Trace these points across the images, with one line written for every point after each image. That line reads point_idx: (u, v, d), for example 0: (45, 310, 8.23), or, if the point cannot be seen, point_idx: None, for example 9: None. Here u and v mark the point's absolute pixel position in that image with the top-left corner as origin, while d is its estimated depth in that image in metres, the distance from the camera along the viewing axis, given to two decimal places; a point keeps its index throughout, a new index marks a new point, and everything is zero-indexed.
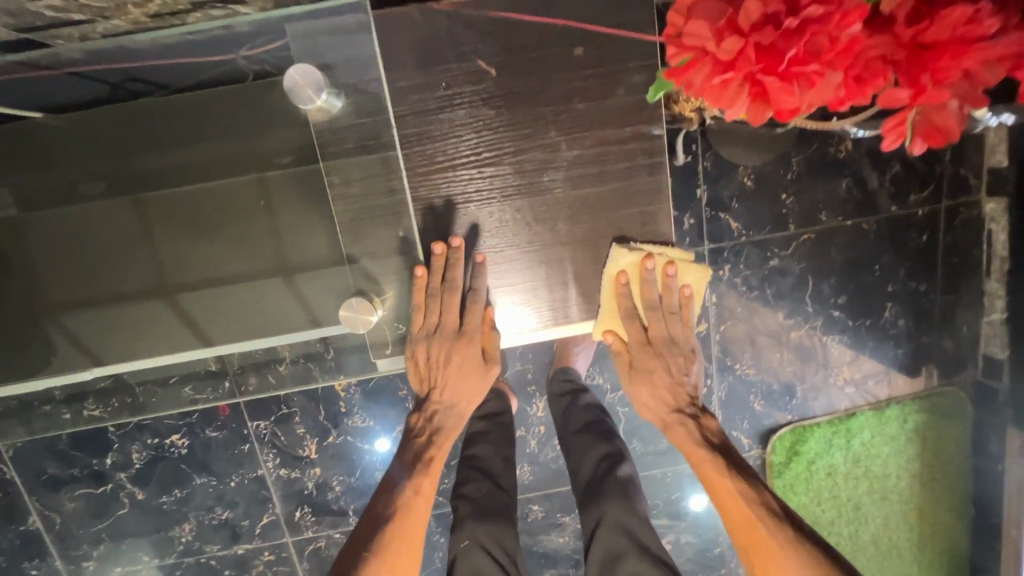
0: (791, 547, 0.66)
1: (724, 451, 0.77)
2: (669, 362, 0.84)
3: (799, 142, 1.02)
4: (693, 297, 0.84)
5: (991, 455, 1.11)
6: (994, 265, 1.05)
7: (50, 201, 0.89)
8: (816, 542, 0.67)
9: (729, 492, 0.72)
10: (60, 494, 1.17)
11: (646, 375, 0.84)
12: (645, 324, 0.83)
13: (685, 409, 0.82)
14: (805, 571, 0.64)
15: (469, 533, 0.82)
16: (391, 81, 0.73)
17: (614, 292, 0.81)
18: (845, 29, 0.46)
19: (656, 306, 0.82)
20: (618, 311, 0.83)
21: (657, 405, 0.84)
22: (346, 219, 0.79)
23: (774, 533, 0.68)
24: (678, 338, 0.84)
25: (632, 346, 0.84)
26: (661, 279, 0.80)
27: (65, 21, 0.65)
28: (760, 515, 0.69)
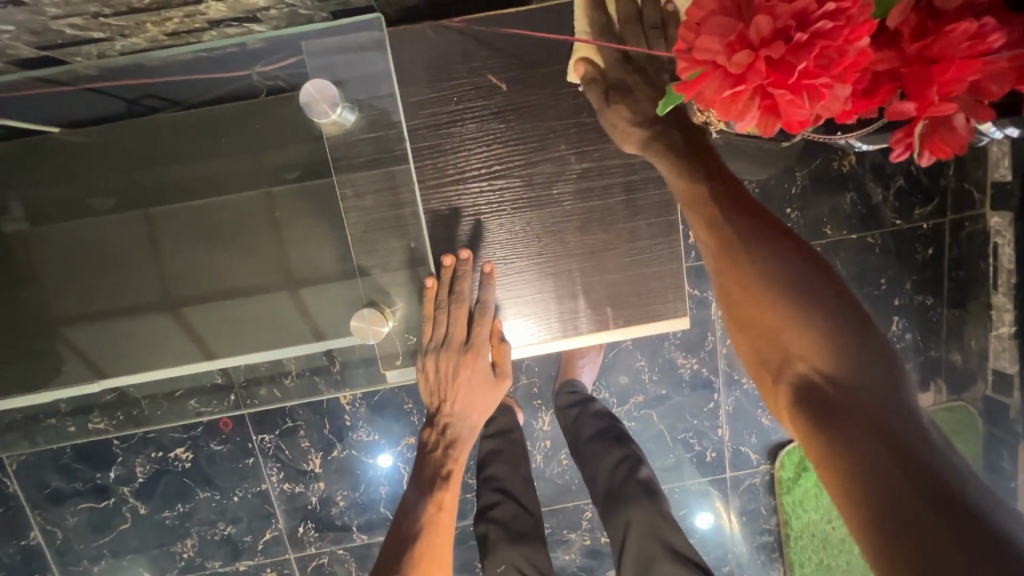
0: (757, 245, 0.55)
1: (704, 160, 0.64)
2: (656, 80, 0.67)
3: (803, 156, 1.03)
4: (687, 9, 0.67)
5: (1003, 472, 1.10)
6: (1001, 278, 1.03)
7: (65, 215, 0.90)
8: (793, 250, 0.55)
9: (699, 198, 0.62)
10: (62, 508, 1.16)
11: (625, 98, 0.68)
12: (625, 41, 0.67)
13: (669, 122, 0.66)
14: (771, 269, 0.53)
15: (503, 557, 0.83)
16: (405, 95, 0.75)
17: (587, 2, 0.67)
18: (853, 44, 0.47)
19: (637, 17, 0.66)
20: (593, 27, 0.67)
21: (638, 124, 0.67)
22: (358, 232, 0.80)
23: (739, 233, 0.57)
24: (668, 48, 0.66)
25: (610, 69, 0.68)
26: None
27: (85, 39, 0.67)
28: (727, 218, 0.58)
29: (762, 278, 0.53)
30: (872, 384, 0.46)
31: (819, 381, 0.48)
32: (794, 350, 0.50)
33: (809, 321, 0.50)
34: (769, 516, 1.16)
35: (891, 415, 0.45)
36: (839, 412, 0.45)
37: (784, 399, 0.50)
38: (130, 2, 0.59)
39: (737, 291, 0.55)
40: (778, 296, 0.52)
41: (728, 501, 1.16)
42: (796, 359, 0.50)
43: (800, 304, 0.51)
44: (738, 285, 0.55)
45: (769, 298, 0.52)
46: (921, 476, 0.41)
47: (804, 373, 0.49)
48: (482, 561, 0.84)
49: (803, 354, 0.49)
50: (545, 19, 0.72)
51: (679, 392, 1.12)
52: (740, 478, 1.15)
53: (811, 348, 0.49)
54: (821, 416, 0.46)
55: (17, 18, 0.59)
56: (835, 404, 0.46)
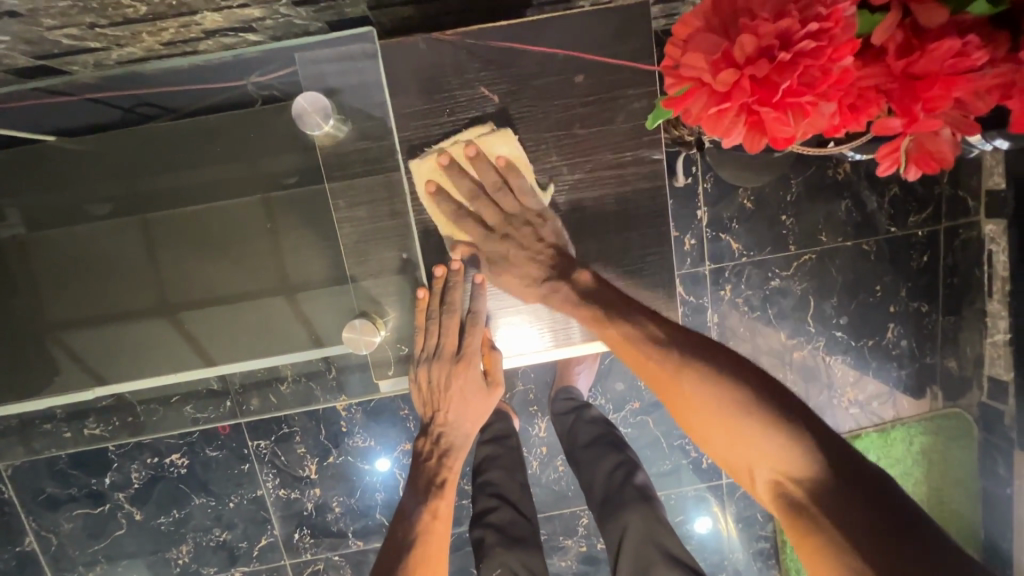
0: (684, 372, 0.62)
1: (604, 303, 0.72)
2: (519, 241, 0.78)
3: (797, 164, 1.03)
4: (514, 167, 0.76)
5: (998, 478, 1.10)
6: (996, 286, 1.04)
7: (61, 221, 0.90)
8: (717, 363, 0.61)
9: (623, 340, 0.69)
10: (57, 514, 1.16)
11: (506, 262, 0.79)
12: (480, 218, 0.78)
13: (551, 273, 0.77)
14: (703, 392, 0.60)
15: (499, 560, 0.83)
16: (397, 108, 0.75)
17: (431, 200, 0.78)
18: (837, 61, 0.47)
19: (479, 194, 0.77)
20: (448, 218, 0.78)
21: (527, 286, 0.79)
22: (352, 240, 0.80)
23: (669, 362, 0.63)
24: (514, 209, 0.77)
25: (483, 243, 0.79)
26: (469, 166, 0.76)
27: (81, 49, 0.67)
28: (652, 353, 0.65)
29: (701, 403, 0.60)
30: (831, 468, 0.52)
31: (787, 483, 0.54)
32: (753, 460, 0.56)
33: (753, 431, 0.56)
34: (766, 522, 1.16)
35: (859, 490, 0.51)
36: (815, 506, 0.51)
37: (764, 496, 0.57)
38: (127, 13, 0.59)
39: (685, 417, 0.62)
40: (720, 408, 0.58)
41: (725, 507, 1.16)
42: (759, 466, 0.56)
43: (740, 417, 0.57)
44: (683, 410, 0.61)
45: (713, 419, 0.59)
46: (896, 544, 0.47)
47: (771, 476, 0.55)
48: (479, 566, 0.83)
49: (762, 461, 0.56)
50: (526, 33, 0.73)
51: None
52: (736, 485, 1.15)
53: (762, 452, 0.55)
54: (799, 515, 0.52)
55: (12, 29, 0.59)
56: (809, 507, 0.52)
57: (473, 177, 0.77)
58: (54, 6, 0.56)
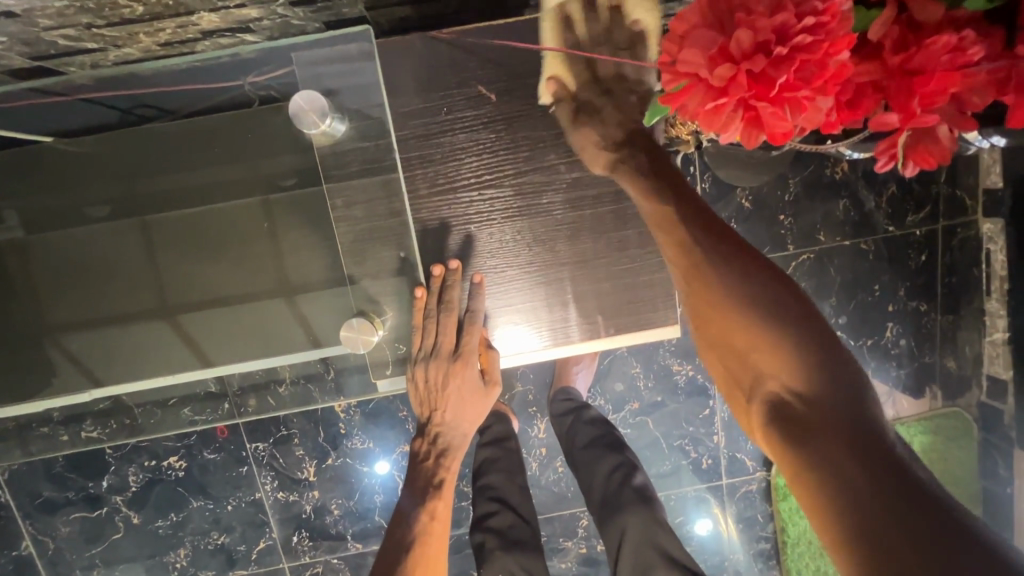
0: (719, 268, 0.55)
1: (665, 176, 0.64)
2: (621, 100, 0.69)
3: (795, 163, 1.03)
4: (650, 30, 0.68)
5: (998, 478, 1.11)
6: (993, 285, 1.04)
7: (58, 222, 0.90)
8: (757, 269, 0.55)
9: (668, 219, 0.61)
10: (54, 518, 1.15)
11: (594, 116, 0.71)
12: (591, 61, 0.70)
13: (631, 141, 0.68)
14: (733, 290, 0.54)
15: (500, 565, 0.83)
16: (395, 106, 0.76)
17: (553, 26, 0.70)
18: (833, 56, 0.47)
19: (601, 37, 0.69)
20: (562, 49, 0.71)
21: (602, 148, 0.70)
22: (350, 241, 0.80)
23: (706, 250, 0.57)
24: (632, 74, 0.69)
25: (579, 89, 0.71)
26: (606, 11, 0.68)
27: (78, 51, 0.67)
28: (695, 241, 0.58)
29: (727, 301, 0.54)
30: (840, 397, 0.47)
31: (791, 400, 0.48)
32: (764, 368, 0.50)
33: (780, 342, 0.50)
34: (766, 523, 1.16)
35: (861, 422, 0.46)
36: (814, 428, 0.46)
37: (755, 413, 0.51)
38: (123, 13, 0.59)
39: (704, 313, 0.56)
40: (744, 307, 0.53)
41: (725, 508, 1.16)
42: (767, 378, 0.50)
43: (766, 326, 0.51)
44: (704, 298, 0.55)
45: (734, 322, 0.53)
46: (887, 482, 0.43)
47: (775, 392, 0.49)
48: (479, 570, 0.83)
49: (771, 375, 0.50)
50: (518, 30, 0.72)
51: (674, 399, 1.12)
52: (737, 485, 1.15)
53: (777, 361, 0.50)
54: (792, 428, 0.47)
55: (10, 30, 0.59)
56: (807, 423, 0.47)
57: (604, 26, 0.68)
58: (51, 7, 0.56)
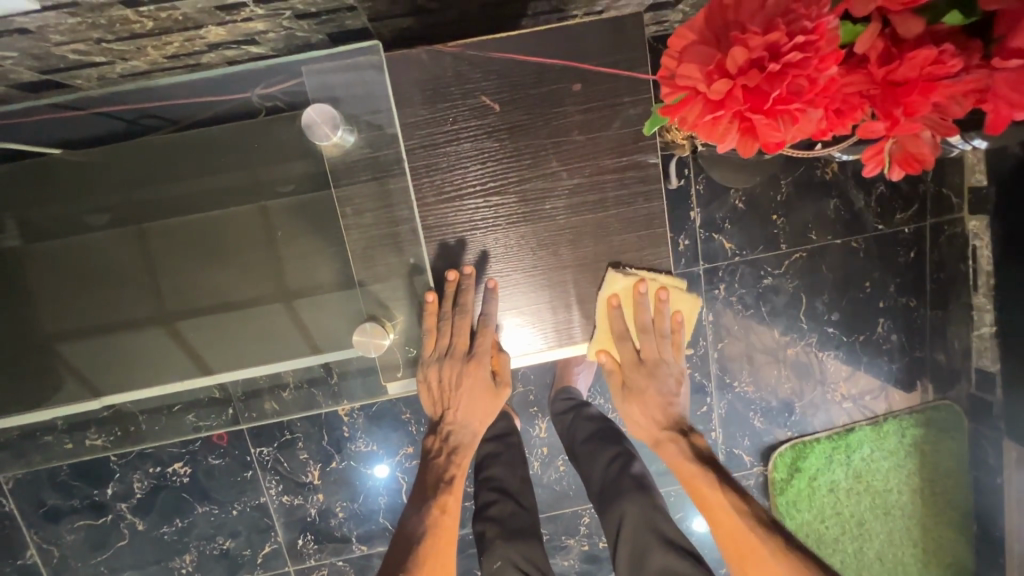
0: (778, 556, 0.69)
1: (712, 469, 0.79)
2: (662, 383, 0.87)
3: (787, 165, 1.06)
4: (685, 324, 0.86)
5: (989, 468, 1.14)
6: (981, 280, 1.09)
7: (60, 231, 0.91)
8: (806, 554, 0.70)
9: (722, 504, 0.75)
10: (58, 526, 1.15)
11: (638, 394, 0.87)
12: (637, 347, 0.86)
13: (674, 426, 0.86)
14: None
15: (500, 553, 0.84)
16: (401, 117, 0.77)
17: (607, 314, 0.83)
18: (823, 70, 0.49)
19: (648, 328, 0.85)
20: (611, 334, 0.85)
21: (650, 420, 0.87)
22: (356, 246, 0.82)
23: (760, 538, 0.71)
24: (670, 360, 0.87)
25: (625, 365, 0.87)
26: (653, 306, 0.83)
27: (87, 65, 0.69)
28: (752, 526, 0.72)
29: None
30: None
31: None
32: None
33: None
34: None
35: None
36: None
37: None
38: (133, 28, 0.61)
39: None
40: None
41: None
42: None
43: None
44: None
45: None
46: None
47: None
48: (480, 558, 0.85)
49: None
50: (525, 42, 0.75)
51: None
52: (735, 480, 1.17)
53: None
54: None
55: (20, 45, 0.60)
56: None
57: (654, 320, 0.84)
58: (63, 23, 0.57)
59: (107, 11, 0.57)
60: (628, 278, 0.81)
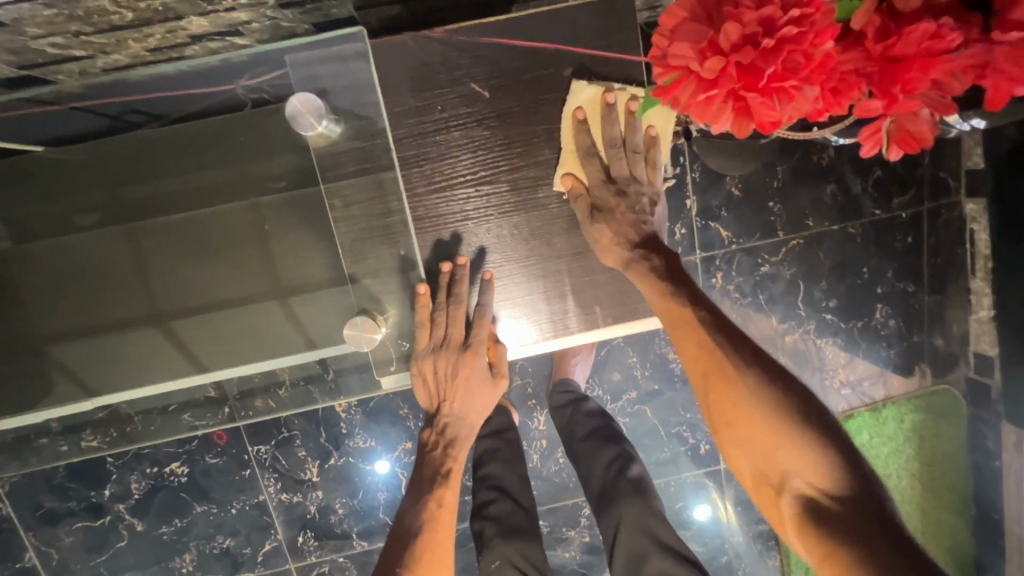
0: (745, 372, 0.61)
1: (682, 286, 0.70)
2: (635, 204, 0.76)
3: (783, 151, 1.05)
4: (660, 139, 0.77)
5: (988, 451, 1.14)
6: (979, 263, 1.08)
7: (49, 232, 0.90)
8: (772, 370, 0.61)
9: (686, 322, 0.67)
10: (57, 529, 1.15)
11: (608, 216, 0.75)
12: (606, 164, 0.76)
13: (645, 244, 0.74)
14: (757, 393, 0.60)
15: (499, 553, 0.84)
16: (389, 105, 0.76)
17: (573, 129, 0.75)
18: (819, 46, 0.48)
19: (618, 142, 0.75)
20: (577, 150, 0.76)
21: (619, 246, 0.75)
22: (348, 242, 0.80)
23: (727, 354, 0.63)
24: (643, 178, 0.76)
25: (592, 185, 0.76)
26: (623, 114, 0.74)
27: (66, 58, 0.68)
28: (716, 342, 0.64)
29: (752, 407, 0.59)
30: (864, 489, 0.55)
31: (818, 497, 0.56)
32: (789, 468, 0.57)
33: (801, 441, 0.57)
34: None
35: (879, 513, 0.53)
36: (840, 525, 0.53)
37: (786, 512, 0.58)
38: (112, 19, 0.60)
39: (726, 418, 0.62)
40: (767, 412, 0.59)
41: (724, 492, 1.18)
42: (796, 477, 0.57)
43: (793, 431, 0.57)
44: (722, 402, 0.62)
45: (764, 434, 0.59)
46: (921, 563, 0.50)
47: (804, 490, 0.56)
48: (479, 558, 0.85)
49: (802, 479, 0.56)
50: (515, 27, 0.73)
51: (671, 387, 1.13)
52: None
53: (801, 458, 0.57)
54: (824, 526, 0.54)
55: None
56: (836, 519, 0.54)
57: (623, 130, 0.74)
58: (40, 15, 0.56)
59: (83, 2, 0.55)
60: (593, 87, 0.75)
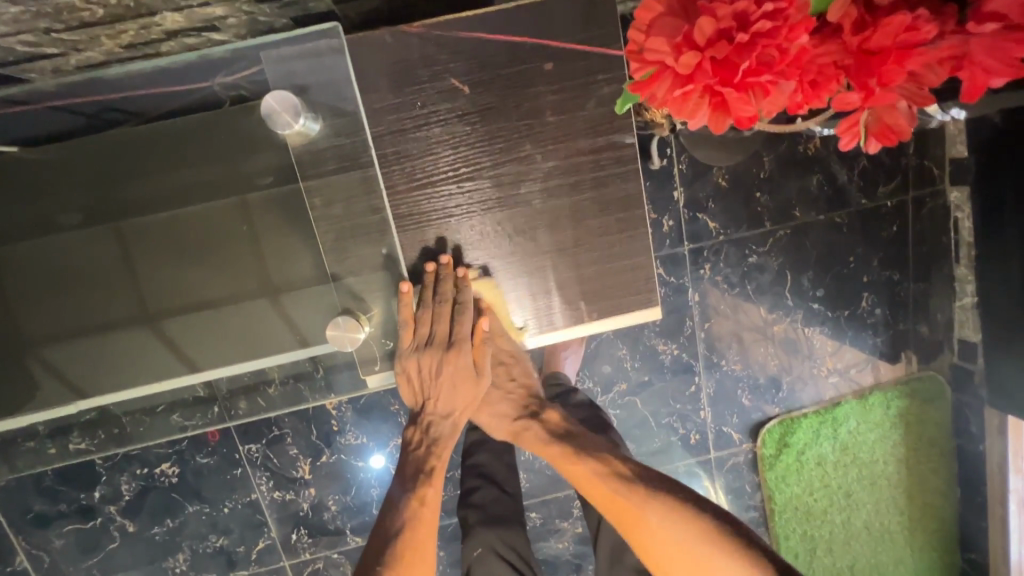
0: (650, 504, 0.71)
1: (570, 441, 0.81)
2: (487, 376, 0.86)
3: (769, 142, 1.05)
4: (488, 305, 0.83)
5: (971, 435, 1.16)
6: (962, 251, 1.11)
7: (29, 232, 0.88)
8: (667, 493, 0.72)
9: (589, 474, 0.76)
10: (47, 532, 1.14)
11: (479, 400, 0.87)
12: None
13: (521, 413, 0.85)
14: (665, 519, 0.70)
15: (481, 540, 0.85)
16: (368, 103, 0.75)
17: None
18: (794, 40, 0.48)
19: None
20: None
21: (499, 421, 0.86)
22: (330, 239, 0.80)
23: (632, 491, 0.73)
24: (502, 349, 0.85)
25: None
26: (451, 302, 0.82)
27: (36, 56, 0.67)
28: (615, 486, 0.74)
29: (667, 535, 0.69)
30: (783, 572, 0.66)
31: None
32: None
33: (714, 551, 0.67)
34: (754, 492, 1.21)
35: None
36: None
37: None
38: (82, 17, 0.59)
39: (649, 548, 0.70)
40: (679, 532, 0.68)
41: (714, 480, 1.20)
42: None
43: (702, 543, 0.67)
44: (643, 539, 0.70)
45: (679, 553, 0.68)
46: None
47: None
48: (461, 545, 0.85)
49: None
50: (493, 22, 0.72)
51: (661, 378, 1.14)
52: (724, 458, 1.19)
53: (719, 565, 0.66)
54: None
55: None
56: None
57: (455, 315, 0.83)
58: (6, 13, 0.55)
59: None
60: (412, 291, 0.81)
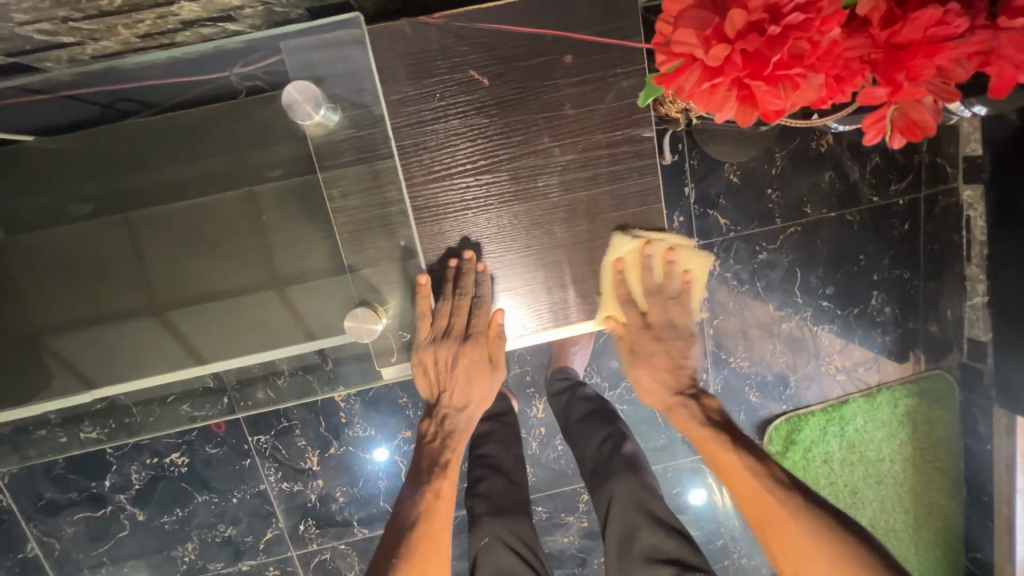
0: (806, 522, 0.66)
1: (730, 431, 0.78)
2: (670, 346, 0.87)
3: (781, 138, 1.05)
4: (692, 284, 0.87)
5: (978, 435, 1.16)
6: (974, 250, 1.10)
7: (40, 222, 0.88)
8: (826, 510, 0.68)
9: (739, 471, 0.73)
10: (58, 519, 1.15)
11: (646, 361, 0.87)
12: (643, 309, 0.86)
13: (684, 389, 0.85)
14: (820, 540, 0.65)
15: (489, 530, 0.84)
16: (387, 93, 0.74)
17: (613, 279, 0.84)
18: (826, 33, 0.48)
19: (654, 291, 0.85)
20: (617, 298, 0.85)
21: (657, 388, 0.87)
22: (346, 231, 0.80)
23: (788, 504, 0.69)
24: (679, 320, 0.87)
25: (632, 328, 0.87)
26: (660, 264, 0.84)
27: (54, 45, 0.66)
28: (769, 489, 0.70)
29: (814, 545, 0.65)
30: None
31: None
32: None
33: None
34: None
35: None
36: None
37: None
38: (100, 5, 0.59)
39: (794, 563, 0.66)
40: (834, 557, 0.64)
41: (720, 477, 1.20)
42: None
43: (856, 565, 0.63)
44: (788, 552, 0.67)
45: (828, 569, 0.64)
46: None
47: None
48: (470, 535, 0.85)
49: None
50: (515, 13, 0.72)
51: None
52: None
53: None
54: None
55: None
56: None
57: (660, 276, 0.85)
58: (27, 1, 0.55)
59: None
60: (633, 238, 0.82)
